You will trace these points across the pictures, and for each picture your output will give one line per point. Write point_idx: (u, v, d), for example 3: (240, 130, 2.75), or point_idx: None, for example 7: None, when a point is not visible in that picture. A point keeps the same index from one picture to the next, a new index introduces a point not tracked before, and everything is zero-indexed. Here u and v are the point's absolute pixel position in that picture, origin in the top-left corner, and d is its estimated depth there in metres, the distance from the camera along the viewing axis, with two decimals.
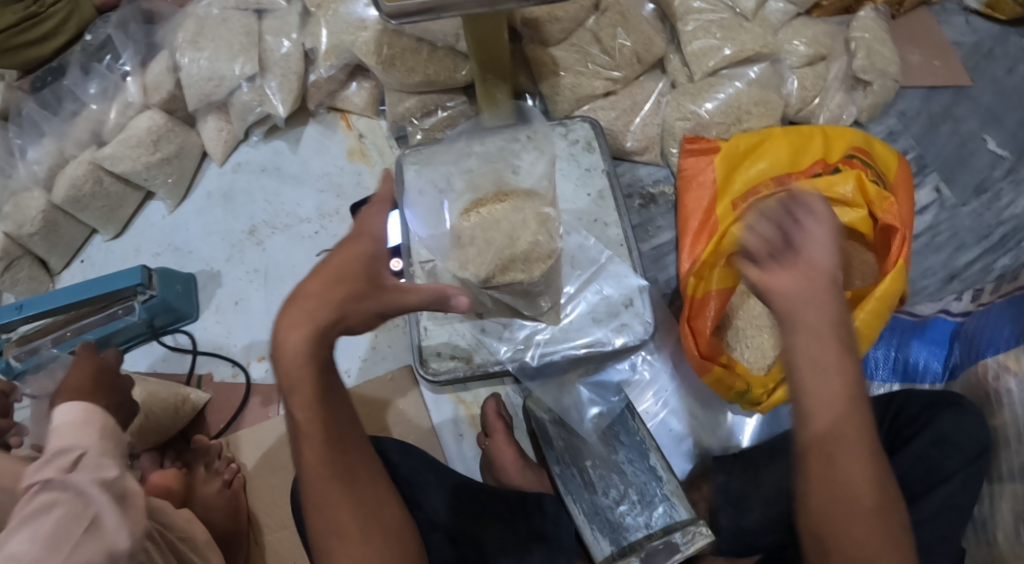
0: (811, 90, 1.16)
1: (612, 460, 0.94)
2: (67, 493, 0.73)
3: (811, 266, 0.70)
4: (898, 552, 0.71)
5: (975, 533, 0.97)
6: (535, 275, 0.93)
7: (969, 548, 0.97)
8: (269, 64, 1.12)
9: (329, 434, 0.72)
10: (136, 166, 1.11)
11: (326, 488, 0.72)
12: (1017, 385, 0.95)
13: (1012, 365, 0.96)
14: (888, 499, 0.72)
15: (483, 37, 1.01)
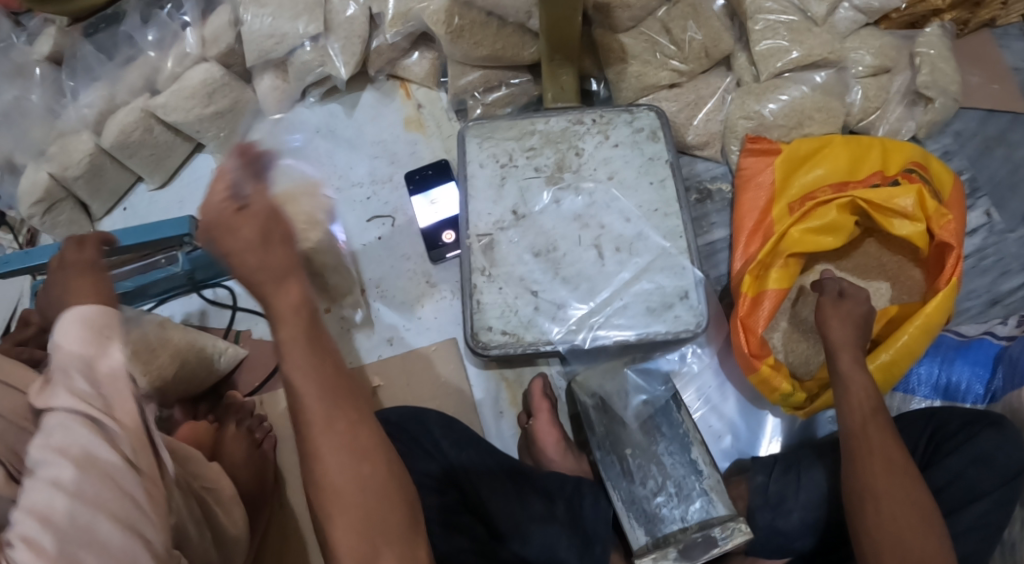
0: (874, 103, 1.16)
1: (652, 450, 0.93)
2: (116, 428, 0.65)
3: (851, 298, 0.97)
4: (923, 528, 0.84)
5: (1003, 554, 0.98)
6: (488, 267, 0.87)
7: None
8: (333, 26, 1.10)
9: (328, 388, 0.66)
10: (189, 117, 1.09)
11: (325, 425, 0.66)
12: None
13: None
14: (913, 494, 0.86)
15: (555, 19, 1.02)
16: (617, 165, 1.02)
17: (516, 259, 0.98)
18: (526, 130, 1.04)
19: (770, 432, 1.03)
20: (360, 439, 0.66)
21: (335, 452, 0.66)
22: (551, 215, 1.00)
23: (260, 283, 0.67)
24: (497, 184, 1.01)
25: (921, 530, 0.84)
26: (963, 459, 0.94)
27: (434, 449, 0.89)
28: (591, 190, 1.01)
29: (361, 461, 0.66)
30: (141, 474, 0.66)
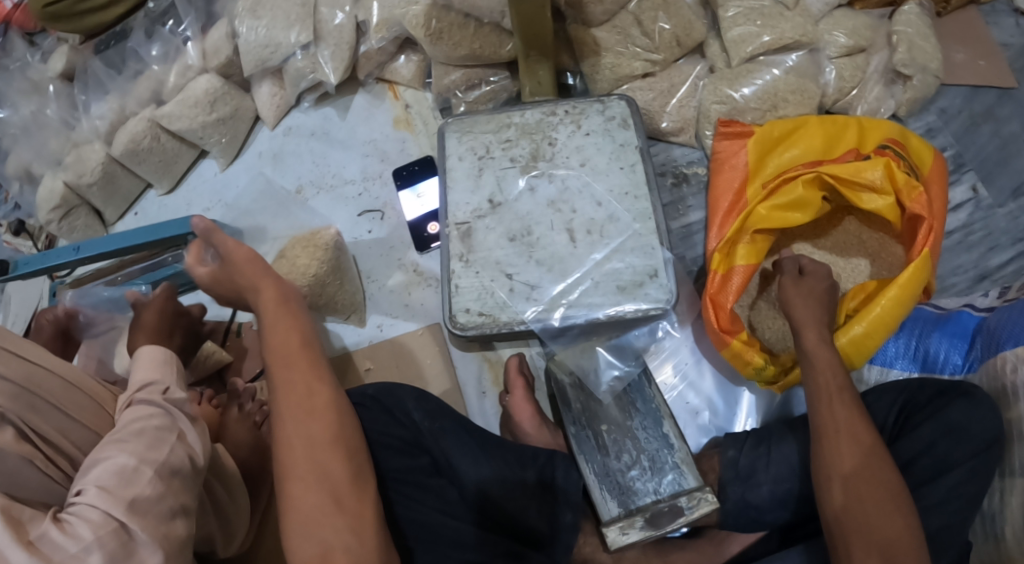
0: (849, 80, 1.18)
1: (627, 426, 0.97)
2: (158, 408, 0.84)
3: (813, 279, 1.00)
4: (896, 509, 0.83)
5: (984, 527, 0.99)
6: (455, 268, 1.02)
7: (976, 542, 0.99)
8: (323, 35, 1.17)
9: (289, 357, 0.80)
10: (194, 124, 1.17)
11: (298, 391, 0.78)
12: None
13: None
14: (882, 474, 0.85)
15: (529, 18, 1.07)
16: (589, 152, 1.06)
17: (492, 244, 1.03)
18: (502, 123, 1.09)
19: (747, 409, 1.05)
20: (314, 397, 0.78)
21: (292, 405, 0.77)
22: (526, 203, 1.04)
23: (249, 287, 0.84)
24: (474, 175, 1.06)
25: (891, 509, 0.83)
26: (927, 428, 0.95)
27: (406, 422, 0.93)
28: (563, 177, 1.05)
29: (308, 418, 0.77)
30: (174, 439, 0.82)
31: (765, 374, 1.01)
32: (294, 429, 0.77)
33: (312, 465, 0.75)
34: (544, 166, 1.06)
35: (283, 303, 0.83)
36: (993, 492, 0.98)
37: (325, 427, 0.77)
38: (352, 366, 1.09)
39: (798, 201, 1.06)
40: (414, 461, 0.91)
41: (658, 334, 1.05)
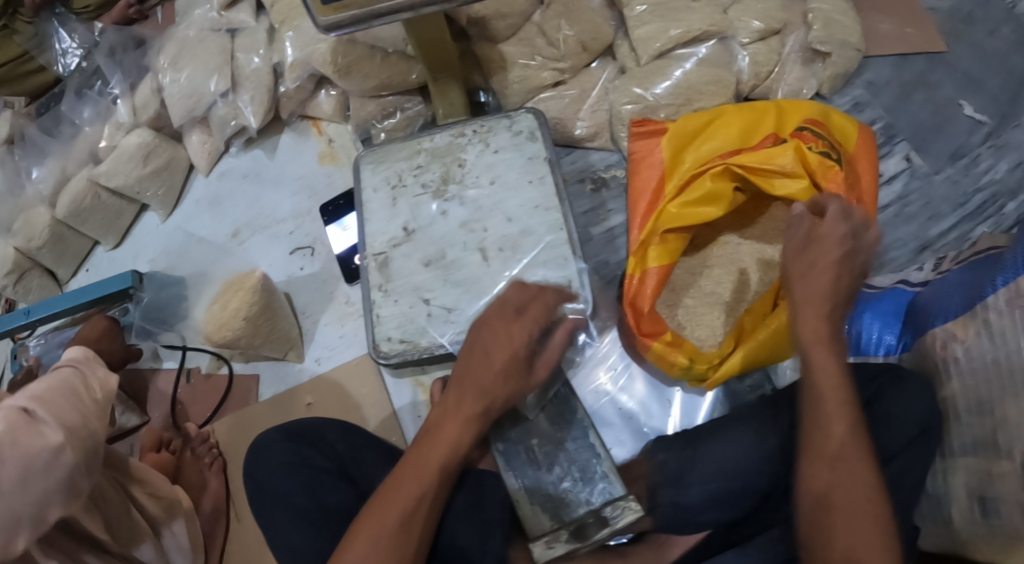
0: (765, 64, 1.17)
1: (558, 438, 0.97)
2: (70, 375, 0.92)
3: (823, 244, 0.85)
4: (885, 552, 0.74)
5: (932, 511, 0.96)
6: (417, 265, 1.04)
7: (925, 525, 0.97)
8: (241, 80, 1.20)
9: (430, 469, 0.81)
10: (130, 179, 1.20)
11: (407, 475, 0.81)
12: (964, 353, 0.94)
13: (960, 333, 0.95)
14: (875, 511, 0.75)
15: (429, 43, 1.09)
16: (500, 169, 1.07)
17: (411, 271, 1.04)
18: (414, 149, 1.10)
19: (684, 407, 1.05)
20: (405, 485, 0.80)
21: (390, 505, 0.79)
22: (440, 227, 1.05)
23: (482, 364, 0.84)
24: (389, 205, 1.08)
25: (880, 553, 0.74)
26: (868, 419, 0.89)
27: (331, 454, 0.92)
28: (474, 198, 1.06)
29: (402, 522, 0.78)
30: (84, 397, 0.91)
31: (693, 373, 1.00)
32: (368, 529, 0.78)
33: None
34: (455, 190, 1.07)
35: (471, 410, 0.83)
36: (935, 474, 0.96)
37: (406, 534, 0.78)
38: (294, 402, 1.12)
39: (710, 194, 1.06)
40: (345, 494, 0.88)
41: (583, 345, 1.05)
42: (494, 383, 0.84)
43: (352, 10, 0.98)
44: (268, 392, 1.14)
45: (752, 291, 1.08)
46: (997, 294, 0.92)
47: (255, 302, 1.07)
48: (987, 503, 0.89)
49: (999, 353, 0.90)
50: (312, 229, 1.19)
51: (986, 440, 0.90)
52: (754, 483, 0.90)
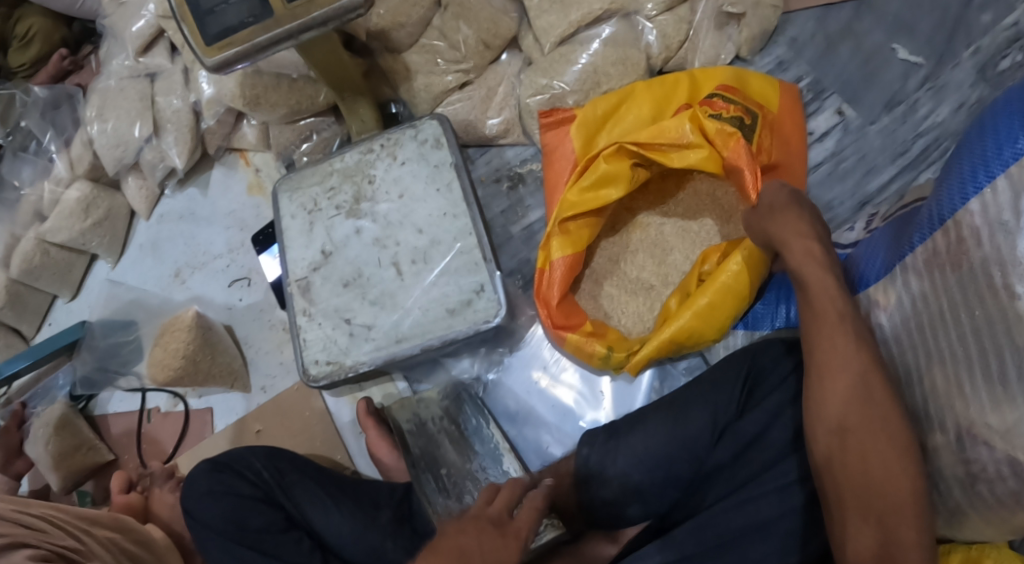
0: (674, 36, 1.14)
1: (468, 468, 0.98)
2: None
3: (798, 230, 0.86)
4: None
5: None
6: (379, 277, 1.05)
7: None
8: (163, 123, 1.22)
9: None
10: (73, 233, 1.23)
11: None
12: (888, 320, 0.85)
13: (882, 301, 0.86)
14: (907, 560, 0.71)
15: (326, 64, 1.08)
16: (408, 181, 1.07)
17: (330, 294, 1.05)
18: (325, 172, 1.10)
19: (616, 395, 1.04)
20: None
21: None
22: (355, 246, 1.06)
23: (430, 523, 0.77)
24: (306, 229, 1.08)
25: None
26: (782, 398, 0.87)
27: (256, 481, 0.97)
28: (385, 213, 1.06)
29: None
30: None
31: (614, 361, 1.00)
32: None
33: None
34: (368, 208, 1.07)
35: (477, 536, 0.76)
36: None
37: None
38: (244, 429, 1.15)
39: (609, 175, 1.04)
40: (271, 516, 0.94)
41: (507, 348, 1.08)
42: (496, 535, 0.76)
43: (236, 46, 0.98)
44: (221, 424, 1.18)
45: (676, 273, 1.07)
46: (915, 254, 0.82)
47: (193, 339, 1.10)
48: None
49: (922, 319, 0.80)
50: (246, 260, 1.22)
51: (915, 412, 0.81)
52: (676, 472, 0.89)
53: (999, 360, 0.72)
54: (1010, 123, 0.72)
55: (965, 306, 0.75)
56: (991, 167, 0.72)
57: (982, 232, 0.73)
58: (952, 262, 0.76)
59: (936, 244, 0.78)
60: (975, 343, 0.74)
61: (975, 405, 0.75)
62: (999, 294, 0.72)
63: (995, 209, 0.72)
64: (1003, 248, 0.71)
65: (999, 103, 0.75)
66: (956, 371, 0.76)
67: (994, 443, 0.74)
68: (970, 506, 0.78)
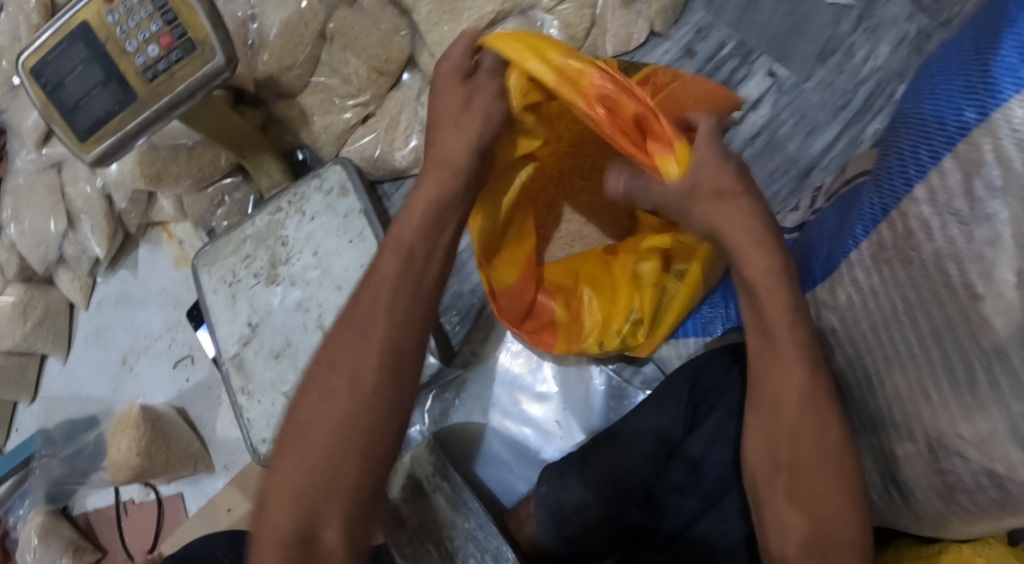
0: (578, 24, 1.05)
1: (464, 527, 0.92)
2: None
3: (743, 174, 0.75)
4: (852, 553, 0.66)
5: None
6: (306, 346, 1.00)
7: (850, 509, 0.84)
8: (77, 213, 1.17)
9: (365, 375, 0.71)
10: (16, 339, 1.19)
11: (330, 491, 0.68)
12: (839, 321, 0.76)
13: (830, 299, 0.78)
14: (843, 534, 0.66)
15: (218, 130, 1.01)
16: (321, 236, 1.02)
17: (263, 368, 1.01)
18: (239, 240, 1.05)
19: (574, 424, 1.01)
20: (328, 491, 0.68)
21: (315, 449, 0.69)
22: (278, 315, 1.02)
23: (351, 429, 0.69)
24: (230, 304, 1.04)
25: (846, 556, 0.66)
26: (721, 416, 0.83)
27: None
28: (304, 276, 1.02)
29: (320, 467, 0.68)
30: None
31: (609, 345, 0.93)
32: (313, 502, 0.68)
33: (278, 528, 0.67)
34: (287, 274, 1.02)
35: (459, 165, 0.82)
36: None
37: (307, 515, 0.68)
38: (215, 511, 1.13)
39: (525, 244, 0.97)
40: None
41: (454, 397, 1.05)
42: (451, 179, 0.81)
43: (109, 137, 0.93)
44: (195, 506, 1.15)
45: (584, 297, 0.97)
46: (860, 249, 0.74)
47: (143, 435, 1.08)
48: (902, 487, 0.74)
49: (875, 319, 0.73)
50: (187, 336, 1.21)
51: (883, 417, 0.74)
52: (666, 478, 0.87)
53: (963, 361, 0.65)
54: (953, 90, 0.64)
55: (923, 311, 0.67)
56: (938, 149, 0.65)
57: (932, 223, 0.66)
58: (901, 256, 0.69)
59: (883, 237, 0.71)
60: (936, 347, 0.67)
61: (944, 413, 0.67)
62: (957, 294, 0.64)
63: (945, 196, 0.64)
64: (958, 240, 0.63)
65: (937, 67, 0.68)
66: (919, 375, 0.69)
67: (969, 453, 0.66)
68: (951, 514, 0.71)
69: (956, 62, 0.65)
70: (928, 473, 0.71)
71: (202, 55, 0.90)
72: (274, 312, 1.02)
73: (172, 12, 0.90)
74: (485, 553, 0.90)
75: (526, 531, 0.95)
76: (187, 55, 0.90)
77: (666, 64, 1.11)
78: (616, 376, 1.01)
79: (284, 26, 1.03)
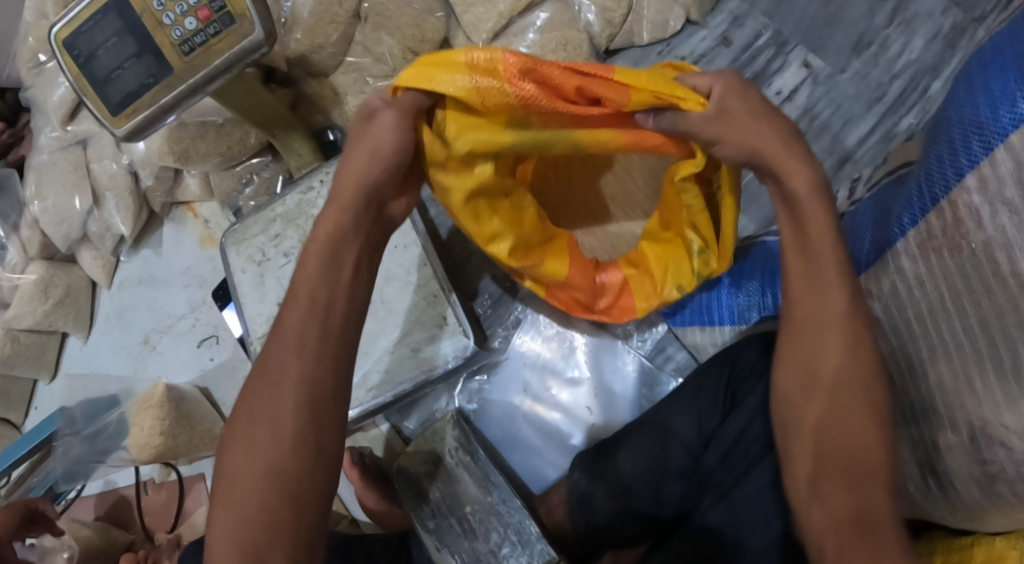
0: (614, 9, 1.04)
1: (489, 503, 0.93)
2: None
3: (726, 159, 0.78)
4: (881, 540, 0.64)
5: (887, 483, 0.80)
6: None
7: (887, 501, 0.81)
8: (102, 190, 1.16)
9: (317, 375, 0.71)
10: (38, 317, 1.18)
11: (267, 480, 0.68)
12: (883, 311, 0.76)
13: (874, 289, 0.77)
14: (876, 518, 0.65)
15: (251, 107, 1.00)
16: None
17: None
18: (268, 219, 1.04)
19: (602, 409, 1.00)
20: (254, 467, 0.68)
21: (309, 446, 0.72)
22: None
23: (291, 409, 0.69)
24: (258, 283, 1.02)
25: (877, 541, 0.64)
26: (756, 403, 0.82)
27: None
28: None
29: (267, 480, 0.67)
30: None
31: (688, 286, 0.90)
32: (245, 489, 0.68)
33: (240, 521, 0.67)
34: None
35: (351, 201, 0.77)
36: None
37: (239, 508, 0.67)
38: None
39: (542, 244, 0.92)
40: None
41: (481, 382, 1.04)
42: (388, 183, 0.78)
43: (142, 111, 0.92)
44: (217, 487, 1.15)
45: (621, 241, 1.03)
46: (907, 237, 0.72)
47: (167, 413, 1.07)
48: (941, 478, 0.72)
49: (920, 308, 0.71)
50: (211, 316, 1.20)
51: (924, 407, 0.73)
52: (673, 465, 0.87)
53: (1011, 354, 0.64)
54: (1005, 81, 0.64)
55: (971, 299, 0.66)
56: (988, 138, 0.64)
57: (983, 212, 0.65)
58: (950, 245, 0.67)
59: (932, 226, 0.70)
60: (983, 336, 0.65)
61: (988, 401, 0.66)
62: (1006, 282, 0.63)
63: (995, 184, 0.64)
64: (1008, 229, 0.63)
65: (985, 58, 0.68)
66: (963, 364, 0.67)
67: (1013, 444, 0.65)
68: (990, 505, 0.68)
69: (1011, 54, 0.65)
70: (969, 464, 0.69)
71: (240, 30, 0.89)
72: None
73: None
74: (509, 528, 0.92)
75: (557, 517, 0.94)
76: (226, 28, 0.89)
77: (701, 52, 1.09)
78: (649, 362, 1.00)
79: (318, 4, 1.02)
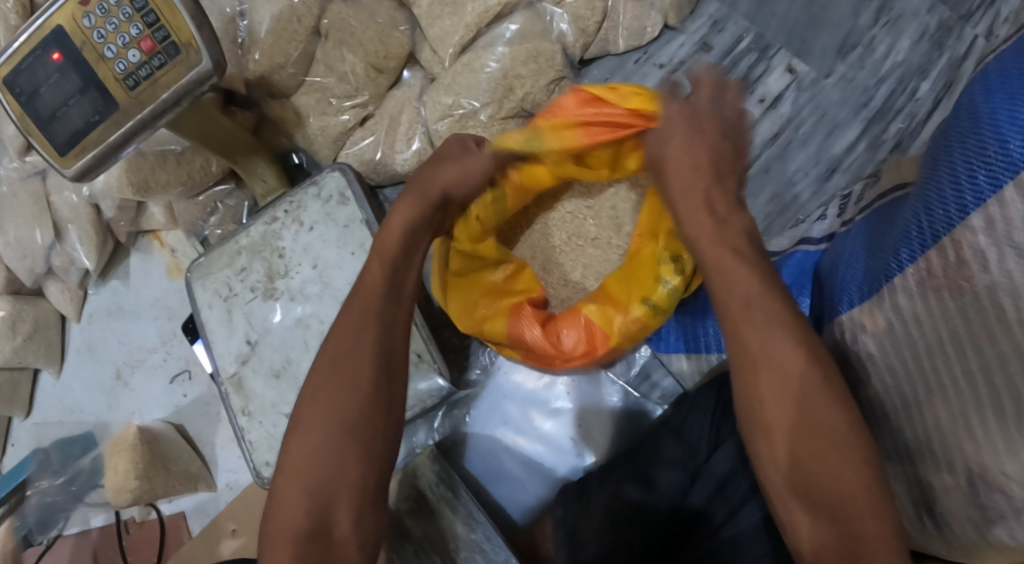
0: (589, 17, 0.98)
1: (473, 540, 0.89)
2: None
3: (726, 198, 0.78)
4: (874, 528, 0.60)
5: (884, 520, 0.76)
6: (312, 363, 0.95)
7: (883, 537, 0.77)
8: (64, 223, 1.11)
9: (352, 379, 0.72)
10: (7, 355, 1.13)
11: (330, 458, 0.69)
12: (877, 348, 0.71)
13: (868, 324, 0.72)
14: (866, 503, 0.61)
15: (209, 136, 0.94)
16: (320, 247, 0.97)
17: (264, 388, 0.96)
18: (233, 251, 0.99)
19: (587, 439, 0.96)
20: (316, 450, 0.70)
21: (291, 497, 0.68)
22: (279, 333, 0.97)
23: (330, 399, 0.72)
24: (226, 320, 0.98)
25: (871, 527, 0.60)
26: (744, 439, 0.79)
27: None
28: (304, 290, 0.97)
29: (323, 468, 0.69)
30: None
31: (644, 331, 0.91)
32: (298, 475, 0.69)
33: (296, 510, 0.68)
34: (285, 289, 0.97)
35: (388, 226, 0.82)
36: None
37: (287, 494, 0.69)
38: (217, 532, 1.08)
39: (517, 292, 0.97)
40: None
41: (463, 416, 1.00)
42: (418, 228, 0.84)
43: (90, 150, 0.87)
44: (198, 526, 1.12)
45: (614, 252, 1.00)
46: (904, 273, 0.68)
47: (141, 457, 1.04)
48: (937, 517, 0.68)
49: (917, 348, 0.66)
50: (183, 349, 1.17)
51: (920, 448, 0.68)
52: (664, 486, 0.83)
53: (1014, 399, 0.59)
54: (1015, 113, 0.60)
55: (971, 343, 0.61)
56: (997, 175, 0.60)
57: (988, 254, 0.60)
58: (951, 285, 0.63)
59: (930, 263, 0.65)
60: (985, 384, 0.61)
61: (989, 450, 0.61)
62: (1010, 327, 0.59)
63: (1003, 226, 0.59)
64: (1016, 273, 0.58)
65: (991, 86, 0.63)
66: (963, 409, 0.63)
67: (1013, 491, 0.61)
68: (987, 545, 0.65)
69: (1019, 81, 0.61)
70: (970, 510, 0.65)
71: (186, 60, 0.84)
72: (275, 329, 0.97)
73: (153, 14, 0.84)
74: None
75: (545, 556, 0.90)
76: (171, 59, 0.84)
77: (680, 59, 1.04)
78: (634, 390, 0.97)
79: (274, 22, 0.97)
